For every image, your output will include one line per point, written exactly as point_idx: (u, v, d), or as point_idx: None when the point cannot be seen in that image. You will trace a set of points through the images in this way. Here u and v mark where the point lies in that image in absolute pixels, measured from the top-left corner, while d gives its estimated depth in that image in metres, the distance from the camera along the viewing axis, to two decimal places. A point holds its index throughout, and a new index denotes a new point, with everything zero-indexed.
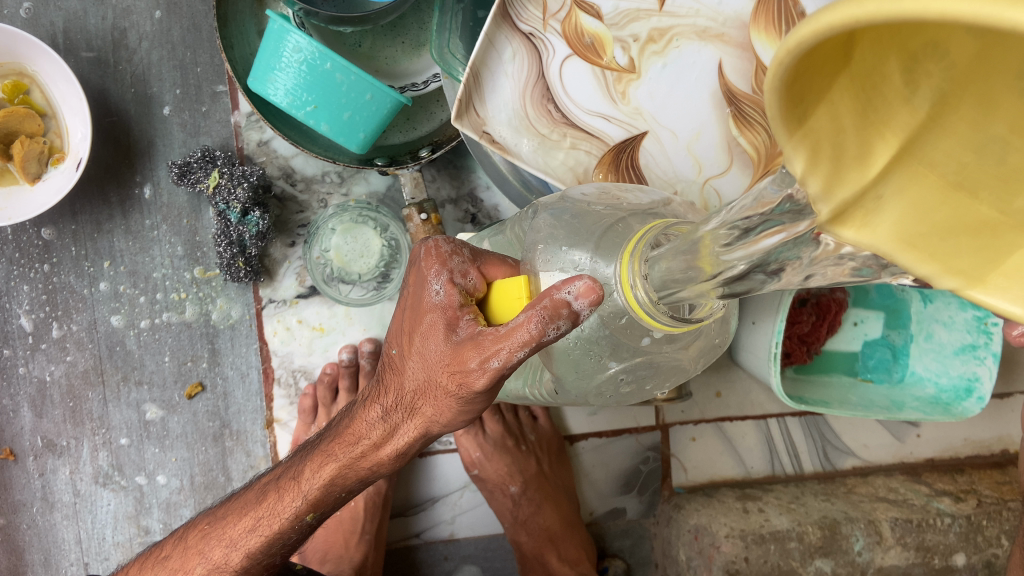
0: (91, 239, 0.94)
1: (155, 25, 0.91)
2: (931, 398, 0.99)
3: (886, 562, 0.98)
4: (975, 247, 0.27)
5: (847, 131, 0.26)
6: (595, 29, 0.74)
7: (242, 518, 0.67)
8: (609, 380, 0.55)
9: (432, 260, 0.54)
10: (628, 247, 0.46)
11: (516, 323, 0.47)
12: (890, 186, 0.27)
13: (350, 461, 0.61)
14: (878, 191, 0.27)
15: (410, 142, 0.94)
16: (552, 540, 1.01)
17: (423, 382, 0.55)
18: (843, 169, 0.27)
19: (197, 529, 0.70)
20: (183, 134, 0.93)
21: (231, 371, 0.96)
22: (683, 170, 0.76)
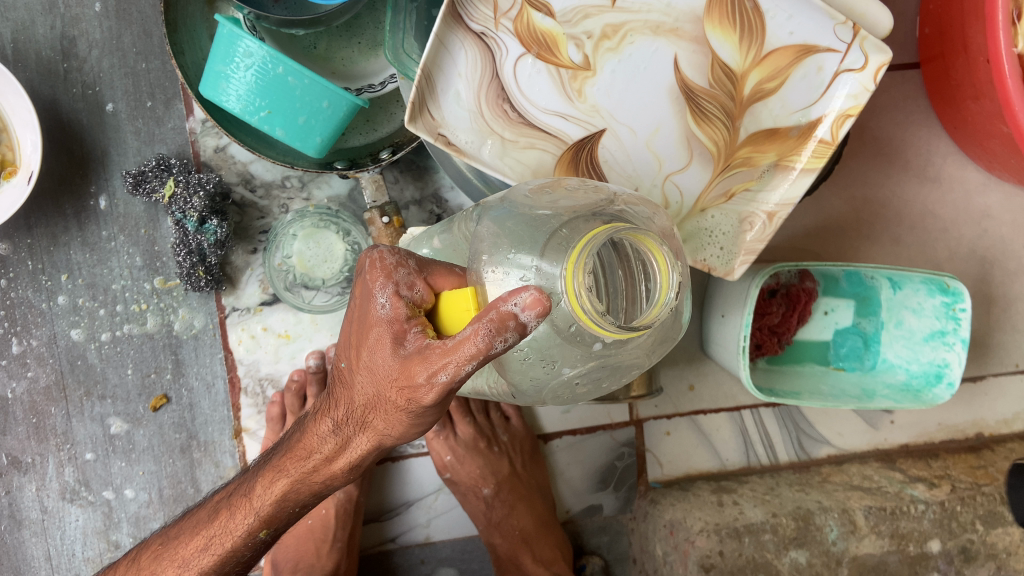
0: (47, 252, 0.92)
1: (105, 32, 0.89)
2: (902, 385, 1.01)
3: (861, 550, 0.98)
4: None
5: None
6: (548, 26, 0.73)
7: (196, 538, 0.65)
8: (564, 385, 0.54)
9: (377, 272, 0.52)
10: (573, 255, 0.44)
11: (463, 336, 0.46)
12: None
13: (302, 476, 0.59)
14: None
15: (369, 143, 0.92)
16: (526, 541, 1.01)
17: (373, 397, 0.54)
18: None
19: (151, 550, 0.68)
20: (138, 142, 0.91)
21: (197, 381, 0.95)
22: (644, 168, 0.76)
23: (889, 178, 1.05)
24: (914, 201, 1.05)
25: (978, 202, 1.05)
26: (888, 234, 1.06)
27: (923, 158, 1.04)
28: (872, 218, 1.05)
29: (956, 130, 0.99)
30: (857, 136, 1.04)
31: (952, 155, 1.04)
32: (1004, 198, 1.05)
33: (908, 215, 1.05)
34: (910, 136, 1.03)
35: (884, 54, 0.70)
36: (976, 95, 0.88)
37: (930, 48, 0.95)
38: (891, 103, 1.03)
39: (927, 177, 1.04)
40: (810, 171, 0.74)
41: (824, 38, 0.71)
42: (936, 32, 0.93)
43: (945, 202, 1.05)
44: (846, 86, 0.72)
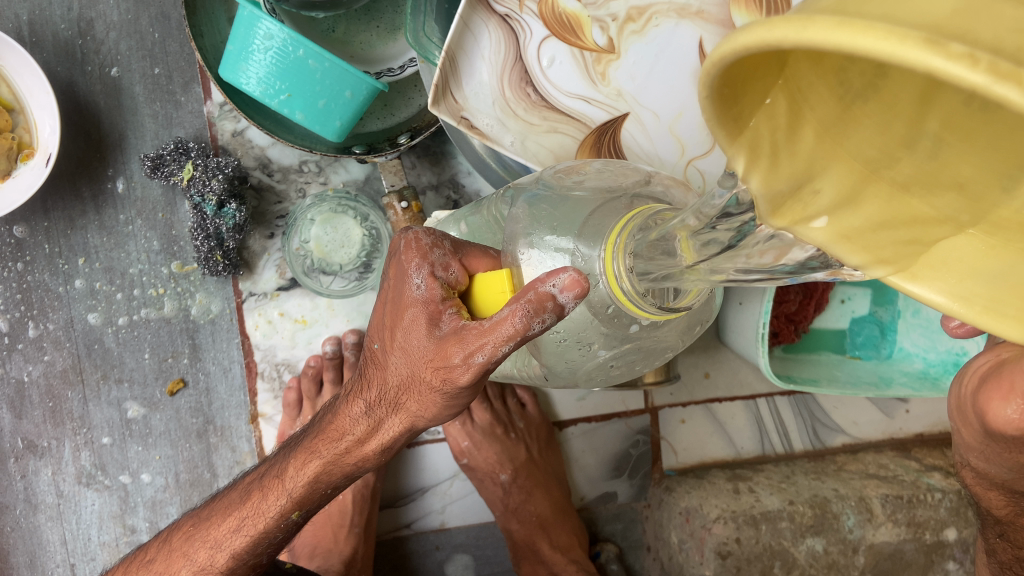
0: (64, 235, 0.92)
1: (122, 15, 0.89)
2: (919, 373, 0.99)
3: (877, 539, 0.98)
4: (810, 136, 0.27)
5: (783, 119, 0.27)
6: (571, 8, 0.72)
7: (226, 518, 0.65)
8: (599, 367, 0.53)
9: (412, 252, 0.52)
10: (611, 237, 0.44)
11: (500, 317, 0.46)
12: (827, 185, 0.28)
13: (334, 458, 0.59)
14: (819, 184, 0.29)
15: (388, 128, 0.92)
16: (544, 527, 1.01)
17: (407, 377, 0.53)
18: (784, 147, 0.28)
19: (181, 532, 0.68)
20: (155, 125, 0.91)
21: (213, 366, 0.95)
22: (666, 153, 0.76)
23: None
24: None
25: None
26: None
27: None
28: None
29: None
30: None
31: None
32: None
33: None
34: None
35: None
36: None
37: None
38: None
39: None
40: None
41: None
42: None
43: None
44: None
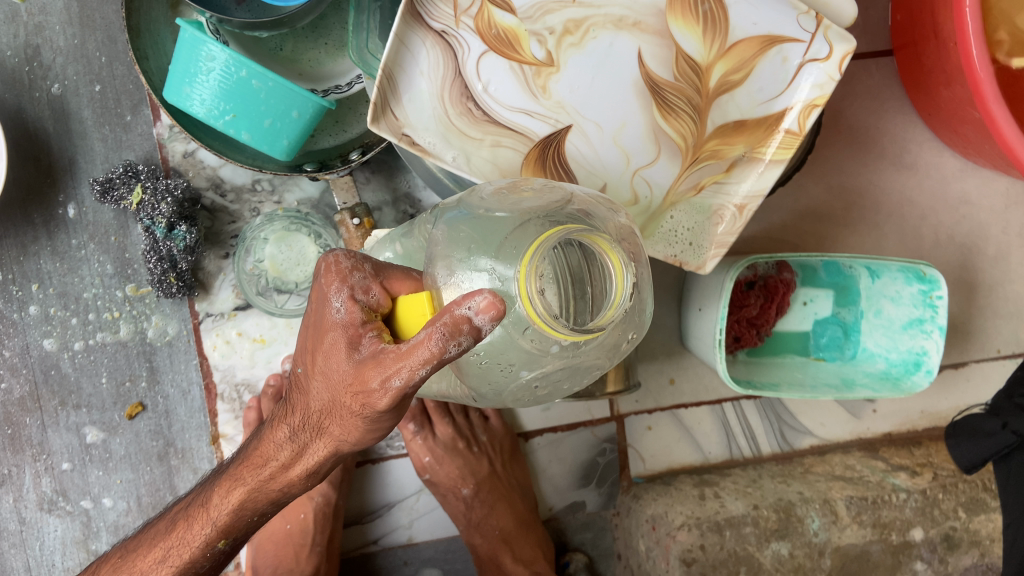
0: (17, 262, 0.91)
1: (68, 40, 0.89)
2: (881, 374, 1.01)
3: (843, 541, 0.98)
4: None
5: None
6: (508, 23, 0.72)
7: (152, 549, 0.65)
8: (524, 388, 0.54)
9: (332, 276, 0.52)
10: (525, 259, 0.45)
11: (417, 340, 0.46)
12: None
13: (257, 485, 0.58)
14: None
15: (340, 144, 0.92)
16: (506, 541, 1.00)
17: (328, 403, 0.53)
18: None
19: (109, 563, 0.67)
20: (105, 148, 0.91)
21: (172, 388, 0.94)
22: (612, 163, 0.76)
23: (865, 166, 1.04)
24: (890, 188, 1.05)
25: (954, 188, 1.05)
26: (865, 222, 1.06)
27: (899, 146, 1.04)
28: (849, 207, 1.05)
29: (929, 116, 1.00)
30: (832, 125, 1.04)
31: (927, 142, 1.04)
32: (981, 183, 1.06)
33: (885, 204, 1.05)
34: (885, 125, 1.03)
35: (849, 43, 0.71)
36: (949, 81, 0.88)
37: (902, 35, 0.95)
38: (866, 92, 1.03)
39: (904, 164, 1.04)
40: (778, 162, 0.75)
41: (787, 29, 0.71)
42: (907, 19, 0.93)
43: (921, 189, 1.05)
44: (811, 76, 0.73)
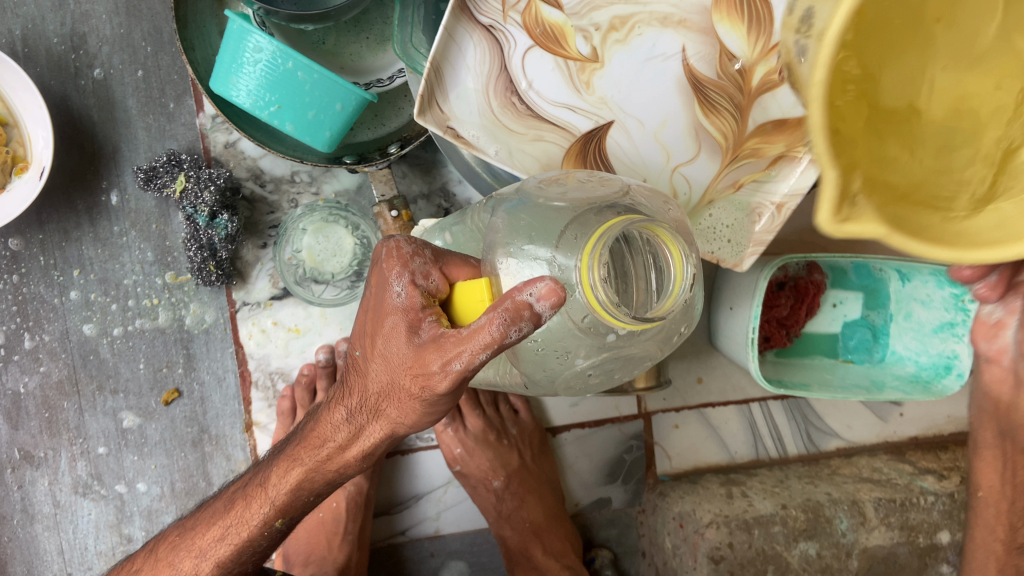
0: (59, 247, 0.93)
1: (115, 29, 0.90)
2: (911, 376, 1.01)
3: (870, 542, 0.98)
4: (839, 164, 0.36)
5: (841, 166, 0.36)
6: (556, 19, 0.73)
7: (210, 527, 0.66)
8: (578, 375, 0.54)
9: (394, 261, 0.53)
10: (588, 245, 0.45)
11: (477, 326, 0.47)
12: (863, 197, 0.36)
13: (317, 464, 0.60)
14: (858, 196, 0.36)
15: (377, 138, 0.93)
16: (537, 532, 1.01)
17: (387, 385, 0.54)
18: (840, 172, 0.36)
19: (167, 541, 0.69)
20: (148, 137, 0.92)
21: (208, 375, 0.95)
22: (652, 160, 0.77)
23: None
24: None
25: None
26: None
27: None
28: None
29: None
30: None
31: None
32: None
33: None
34: None
35: None
36: None
37: None
38: None
39: None
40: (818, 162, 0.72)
41: None
42: None
43: None
44: None
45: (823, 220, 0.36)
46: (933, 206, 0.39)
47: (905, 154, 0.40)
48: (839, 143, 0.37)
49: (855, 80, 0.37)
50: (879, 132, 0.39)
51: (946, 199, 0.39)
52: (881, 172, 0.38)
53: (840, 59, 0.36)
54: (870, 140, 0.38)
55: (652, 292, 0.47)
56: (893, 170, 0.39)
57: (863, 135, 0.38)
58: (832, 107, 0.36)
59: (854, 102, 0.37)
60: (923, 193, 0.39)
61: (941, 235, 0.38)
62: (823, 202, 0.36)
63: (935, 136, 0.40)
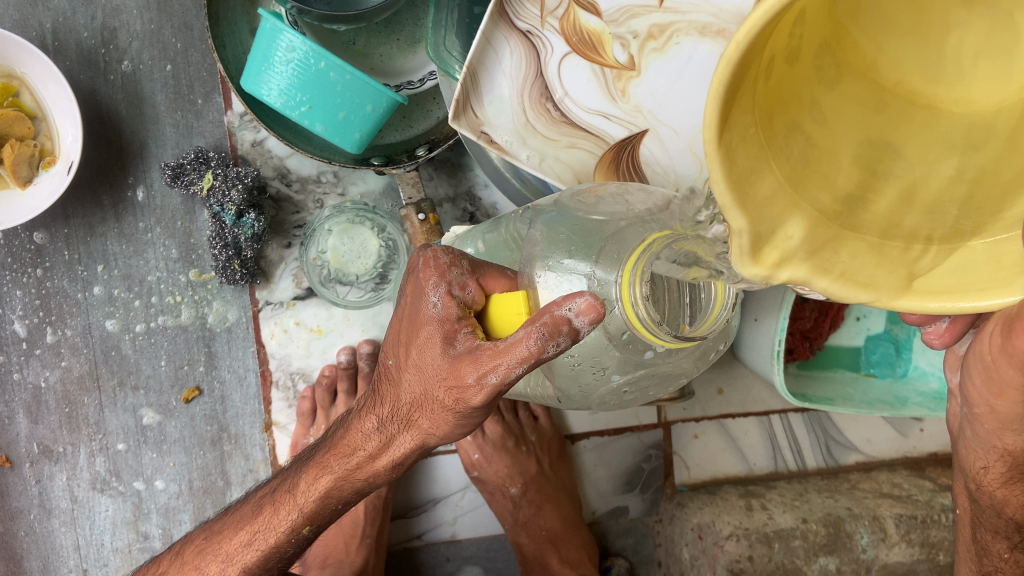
0: (84, 242, 0.92)
1: (145, 24, 0.90)
2: (934, 394, 0.99)
3: (890, 559, 0.98)
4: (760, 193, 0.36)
5: (766, 181, 0.37)
6: (594, 26, 0.72)
7: (238, 533, 0.65)
8: (612, 391, 0.54)
9: (430, 270, 0.53)
10: (629, 263, 0.45)
11: (515, 339, 0.46)
12: (792, 227, 0.38)
13: (345, 473, 0.59)
14: (790, 230, 0.38)
15: (406, 140, 0.92)
16: (553, 541, 1.01)
17: (420, 395, 0.53)
18: (759, 198, 0.36)
19: (193, 545, 0.68)
20: (176, 133, 0.92)
21: (229, 374, 0.95)
22: (686, 170, 0.76)
23: None
24: None
25: None
26: None
27: None
28: None
29: None
30: None
31: None
32: None
33: None
34: None
35: None
36: None
37: None
38: None
39: None
40: None
41: None
42: None
43: None
44: None
45: (749, 272, 0.37)
46: (854, 228, 0.40)
47: (871, 159, 0.41)
48: (756, 183, 0.37)
49: (775, 61, 0.37)
50: (817, 118, 0.40)
51: (865, 216, 0.40)
52: (808, 183, 0.40)
53: (747, 100, 0.35)
54: (804, 138, 0.40)
55: (686, 305, 0.47)
56: (812, 195, 0.40)
57: (797, 127, 0.40)
58: (744, 152, 0.36)
59: (769, 92, 0.38)
60: (845, 214, 0.40)
61: (858, 258, 0.39)
62: (743, 249, 0.36)
63: (852, 157, 0.41)
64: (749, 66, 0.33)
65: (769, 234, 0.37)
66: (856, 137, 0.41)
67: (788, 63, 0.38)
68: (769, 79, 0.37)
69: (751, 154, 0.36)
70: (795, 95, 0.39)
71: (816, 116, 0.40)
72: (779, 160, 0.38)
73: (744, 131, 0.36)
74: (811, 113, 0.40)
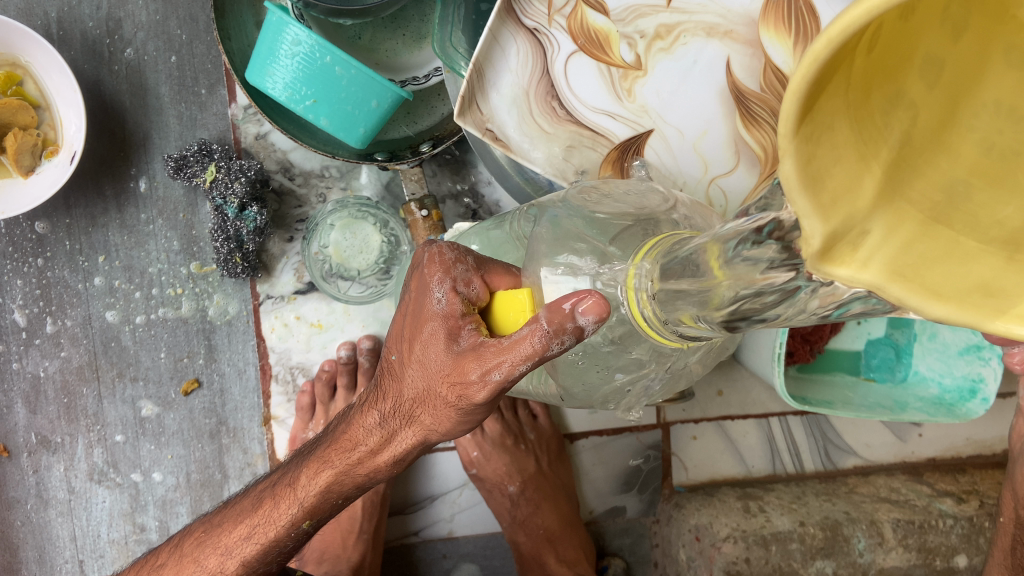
0: (85, 233, 0.92)
1: (151, 15, 0.89)
2: (935, 398, 0.98)
3: (887, 563, 0.98)
4: (830, 183, 0.26)
5: (844, 164, 0.26)
6: (601, 24, 0.72)
7: (237, 526, 0.65)
8: (615, 391, 0.54)
9: (436, 266, 0.52)
10: (632, 264, 0.45)
11: (520, 336, 0.46)
12: (873, 215, 0.27)
13: (346, 468, 0.59)
14: (866, 224, 0.27)
15: (410, 136, 0.92)
16: (551, 541, 1.01)
17: (422, 391, 0.53)
18: (832, 194, 0.26)
19: (192, 537, 0.68)
20: (179, 125, 0.91)
21: (228, 367, 0.95)
22: (689, 170, 0.76)
23: None
24: None
25: None
26: None
27: None
28: None
29: None
30: None
31: None
32: None
33: None
34: None
35: None
36: None
37: None
38: None
39: None
40: None
41: None
42: None
43: None
44: None
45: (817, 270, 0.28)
46: (956, 225, 0.27)
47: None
48: (833, 175, 0.26)
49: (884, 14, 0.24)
50: (947, 72, 0.26)
51: (978, 213, 0.27)
52: (923, 167, 0.27)
53: (841, 79, 0.25)
54: (925, 109, 0.27)
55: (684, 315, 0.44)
56: (913, 183, 0.28)
57: (904, 96, 0.27)
58: (820, 146, 0.25)
59: (869, 59, 0.25)
60: (961, 210, 0.27)
61: (952, 266, 0.27)
62: (807, 254, 0.27)
63: (1002, 133, 0.26)
64: (841, 61, 0.24)
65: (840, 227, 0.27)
66: (1004, 105, 0.26)
67: (902, 16, 0.25)
68: (869, 47, 0.25)
69: (832, 147, 0.26)
70: (911, 52, 0.26)
71: (942, 75, 0.26)
72: (868, 145, 0.27)
73: (828, 121, 0.26)
74: (927, 62, 0.26)
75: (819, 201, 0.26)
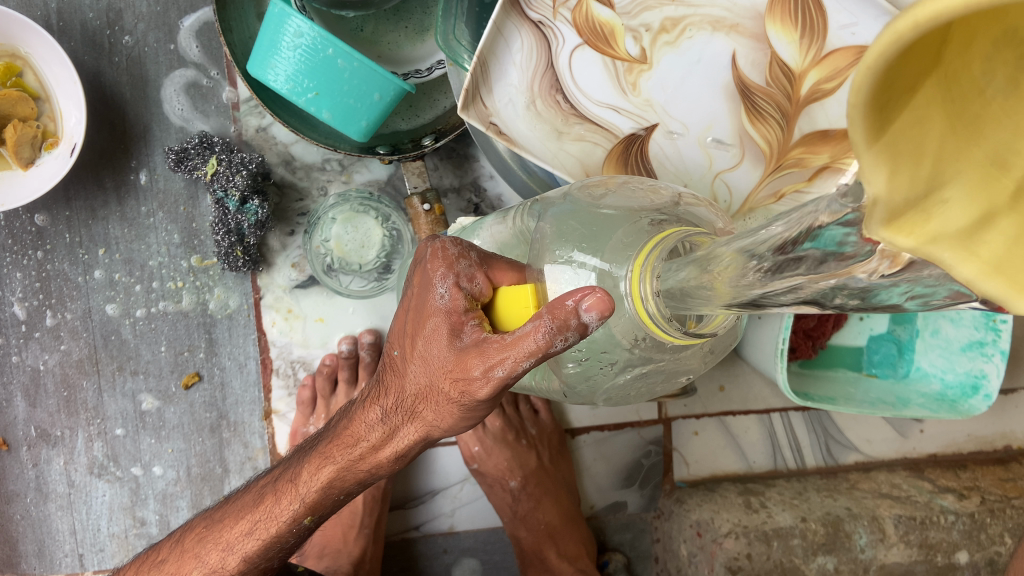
0: (85, 225, 0.92)
1: (152, 6, 0.89)
2: (937, 395, 0.98)
3: (888, 559, 0.98)
4: (909, 154, 0.22)
5: (930, 130, 0.22)
6: (607, 17, 0.72)
7: (239, 521, 0.65)
8: (619, 387, 0.53)
9: (438, 262, 0.52)
10: (640, 257, 0.44)
11: (523, 332, 0.46)
12: (960, 187, 0.22)
13: (348, 464, 0.59)
14: (950, 194, 0.23)
15: (412, 129, 0.92)
16: (552, 535, 1.01)
17: (424, 387, 0.53)
18: (911, 164, 0.22)
19: (193, 532, 0.68)
20: (179, 117, 0.91)
21: (229, 361, 0.94)
22: (693, 164, 0.76)
23: None
24: None
25: None
26: None
27: None
28: None
29: None
30: None
31: None
32: None
33: None
34: None
35: None
36: None
37: None
38: None
39: None
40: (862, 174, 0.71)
41: None
42: None
43: None
44: None
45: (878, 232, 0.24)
46: None
47: None
48: (917, 141, 0.22)
49: None
50: None
51: None
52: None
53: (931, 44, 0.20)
54: None
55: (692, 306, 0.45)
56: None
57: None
58: (902, 118, 0.21)
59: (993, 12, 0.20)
60: None
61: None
62: (871, 218, 0.24)
63: None
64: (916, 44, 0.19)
65: (920, 197, 0.23)
66: None
67: None
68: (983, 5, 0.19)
69: (913, 121, 0.21)
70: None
71: None
72: (965, 107, 0.22)
73: (911, 84, 0.21)
74: None
75: (882, 174, 0.22)
